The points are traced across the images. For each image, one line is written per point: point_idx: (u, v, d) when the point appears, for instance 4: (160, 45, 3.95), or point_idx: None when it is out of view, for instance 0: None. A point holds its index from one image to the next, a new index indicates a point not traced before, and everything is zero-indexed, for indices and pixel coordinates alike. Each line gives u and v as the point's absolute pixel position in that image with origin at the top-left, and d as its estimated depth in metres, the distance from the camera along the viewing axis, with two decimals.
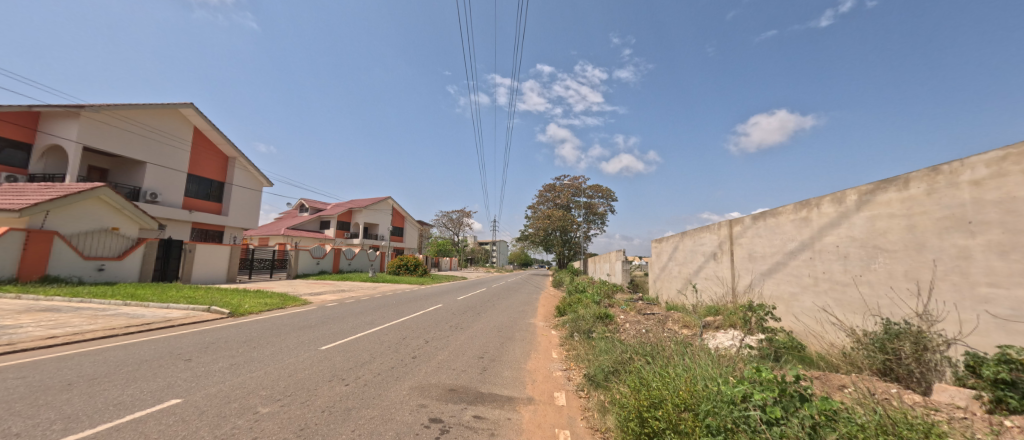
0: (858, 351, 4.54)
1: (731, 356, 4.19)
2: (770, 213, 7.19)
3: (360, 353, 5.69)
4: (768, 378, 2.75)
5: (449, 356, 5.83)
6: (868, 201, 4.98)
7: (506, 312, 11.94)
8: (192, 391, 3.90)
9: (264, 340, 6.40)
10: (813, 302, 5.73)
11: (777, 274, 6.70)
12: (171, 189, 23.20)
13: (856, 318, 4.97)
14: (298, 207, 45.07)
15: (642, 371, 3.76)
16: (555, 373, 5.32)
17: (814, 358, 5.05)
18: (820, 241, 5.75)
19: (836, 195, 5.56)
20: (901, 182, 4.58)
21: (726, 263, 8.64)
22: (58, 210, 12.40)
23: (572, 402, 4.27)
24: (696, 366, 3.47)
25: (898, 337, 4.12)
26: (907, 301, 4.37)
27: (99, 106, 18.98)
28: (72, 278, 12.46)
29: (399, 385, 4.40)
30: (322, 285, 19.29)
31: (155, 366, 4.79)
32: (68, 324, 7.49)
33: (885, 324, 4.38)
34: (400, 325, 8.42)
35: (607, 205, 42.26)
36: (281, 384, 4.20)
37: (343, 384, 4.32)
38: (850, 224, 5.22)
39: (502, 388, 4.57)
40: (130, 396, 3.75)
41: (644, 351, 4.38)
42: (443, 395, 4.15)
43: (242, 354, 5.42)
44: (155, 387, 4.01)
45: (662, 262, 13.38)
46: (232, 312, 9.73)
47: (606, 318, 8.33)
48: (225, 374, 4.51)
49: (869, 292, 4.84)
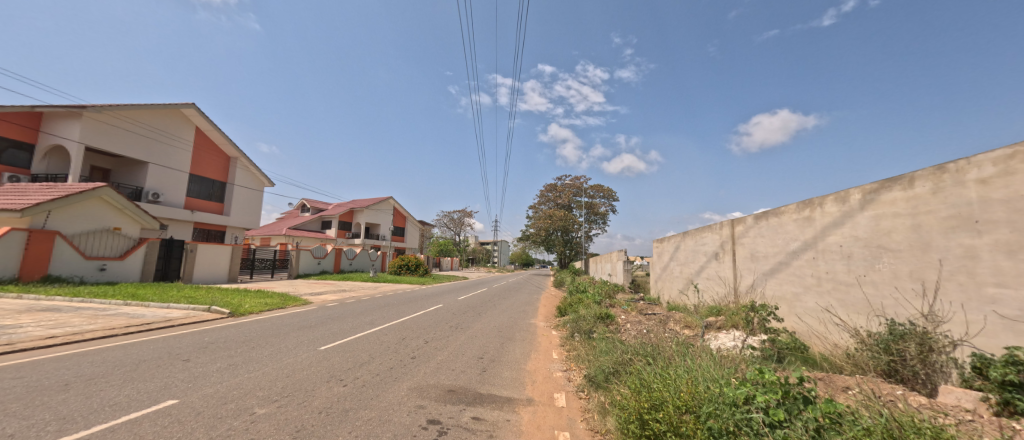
0: (862, 352, 4.49)
1: (733, 357, 4.13)
2: (773, 213, 7.12)
3: (359, 354, 5.65)
4: (772, 380, 2.70)
5: (448, 357, 5.80)
6: (872, 200, 4.91)
7: (507, 312, 11.90)
8: (189, 392, 3.87)
9: (263, 340, 6.38)
10: (816, 302, 5.67)
11: (779, 274, 6.64)
12: (173, 189, 23.23)
13: (860, 319, 4.91)
14: (299, 208, 45.15)
15: (643, 372, 3.71)
16: (556, 374, 5.28)
17: (817, 359, 5.00)
18: (823, 241, 5.69)
19: (840, 194, 5.49)
20: (905, 181, 4.51)
21: (728, 262, 8.58)
22: (59, 210, 12.41)
23: (573, 403, 4.23)
24: (698, 368, 3.41)
25: (903, 338, 4.07)
26: (912, 301, 4.31)
27: (101, 106, 19.02)
28: (73, 278, 12.48)
29: (397, 386, 4.36)
30: (323, 285, 19.29)
31: (153, 366, 4.76)
32: (67, 324, 7.48)
33: (889, 324, 4.32)
34: (400, 325, 8.39)
35: (609, 205, 42.20)
36: (278, 385, 4.17)
37: (341, 384, 4.29)
38: (854, 223, 5.16)
39: (502, 389, 4.53)
40: (126, 397, 3.73)
41: (645, 352, 4.32)
42: (442, 396, 4.11)
43: (241, 354, 5.39)
44: (151, 388, 3.99)
45: (663, 262, 13.31)
46: (233, 312, 9.72)
47: (607, 318, 8.28)
48: (223, 374, 4.48)
49: (873, 292, 4.78)
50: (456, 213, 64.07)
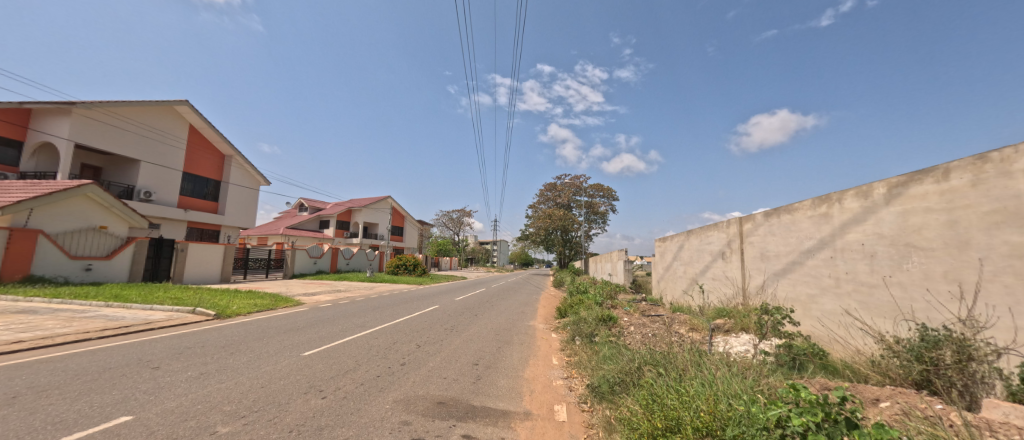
0: (891, 360, 4.09)
1: (753, 367, 3.73)
2: (785, 210, 6.73)
3: (345, 360, 5.25)
4: (810, 399, 2.30)
5: (441, 363, 5.41)
6: (899, 194, 4.54)
7: (505, 314, 11.51)
8: (148, 406, 3.49)
9: (244, 345, 5.98)
10: (835, 305, 5.30)
11: (792, 274, 6.28)
12: (166, 188, 22.80)
13: (886, 323, 4.53)
14: (297, 207, 44.79)
15: (654, 385, 3.30)
16: (555, 382, 4.89)
17: (838, 366, 4.61)
18: (842, 239, 5.31)
19: (861, 189, 5.10)
20: (939, 172, 4.15)
21: (735, 262, 8.20)
22: (43, 208, 11.99)
23: (574, 417, 3.85)
24: (717, 380, 3.03)
25: (938, 345, 3.67)
26: (947, 305, 3.95)
27: (91, 103, 18.60)
28: (58, 278, 12.08)
29: (382, 397, 3.97)
30: (318, 284, 18.90)
31: (117, 375, 4.37)
32: (39, 327, 7.06)
33: (922, 330, 3.93)
34: (392, 328, 7.96)
35: (608, 204, 41.82)
36: (249, 397, 3.77)
37: (320, 396, 3.90)
38: (878, 219, 4.78)
39: (497, 401, 4.13)
40: (78, 412, 3.34)
41: (655, 360, 3.94)
42: (430, 410, 3.72)
43: (216, 361, 5.01)
44: (108, 401, 3.61)
45: (666, 262, 12.92)
46: (218, 314, 9.32)
47: (609, 320, 7.91)
48: (191, 385, 4.09)
49: (901, 294, 4.41)
50: (456, 213, 61.20)
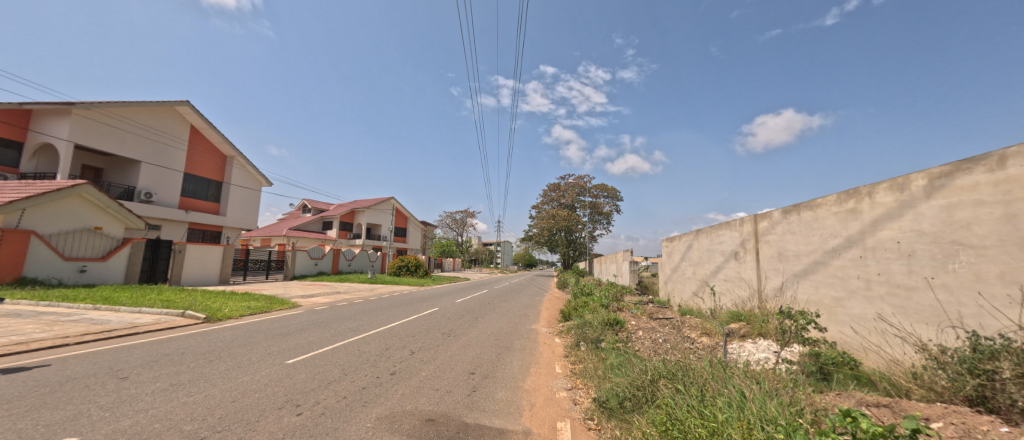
0: (937, 372, 3.61)
1: (785, 382, 3.26)
2: (806, 206, 6.24)
3: (330, 369, 4.86)
4: (871, 431, 1.88)
5: (434, 373, 4.99)
6: (941, 186, 4.09)
7: (507, 317, 11.06)
8: (100, 425, 3.11)
9: (225, 353, 5.57)
10: (864, 310, 4.83)
11: (814, 275, 5.82)
12: (167, 189, 22.61)
13: (927, 329, 4.07)
14: (300, 208, 44.64)
15: (673, 405, 2.85)
16: (558, 395, 4.47)
17: (873, 377, 4.15)
18: (873, 237, 4.83)
19: (896, 181, 4.63)
20: (993, 160, 3.71)
21: (750, 263, 7.72)
22: (36, 208, 11.73)
23: (579, 436, 3.43)
24: (748, 401, 2.60)
25: (994, 357, 3.20)
26: (1005, 311, 3.49)
27: (91, 103, 18.41)
28: (51, 280, 11.83)
29: (364, 413, 3.58)
30: (317, 286, 18.60)
31: (80, 386, 4.00)
32: (17, 332, 6.72)
33: (974, 338, 3.47)
34: (385, 333, 7.52)
35: (614, 205, 41.14)
36: (215, 414, 3.39)
37: (295, 413, 3.50)
38: (916, 214, 4.31)
39: (492, 417, 3.70)
40: (18, 433, 2.96)
41: (672, 371, 3.51)
42: (417, 430, 3.30)
43: (191, 371, 4.62)
44: (59, 418, 3.24)
45: (673, 262, 12.45)
46: (209, 317, 8.95)
47: (616, 324, 7.37)
48: (156, 399, 3.71)
49: (947, 297, 3.95)
50: (457, 214, 61.04)
